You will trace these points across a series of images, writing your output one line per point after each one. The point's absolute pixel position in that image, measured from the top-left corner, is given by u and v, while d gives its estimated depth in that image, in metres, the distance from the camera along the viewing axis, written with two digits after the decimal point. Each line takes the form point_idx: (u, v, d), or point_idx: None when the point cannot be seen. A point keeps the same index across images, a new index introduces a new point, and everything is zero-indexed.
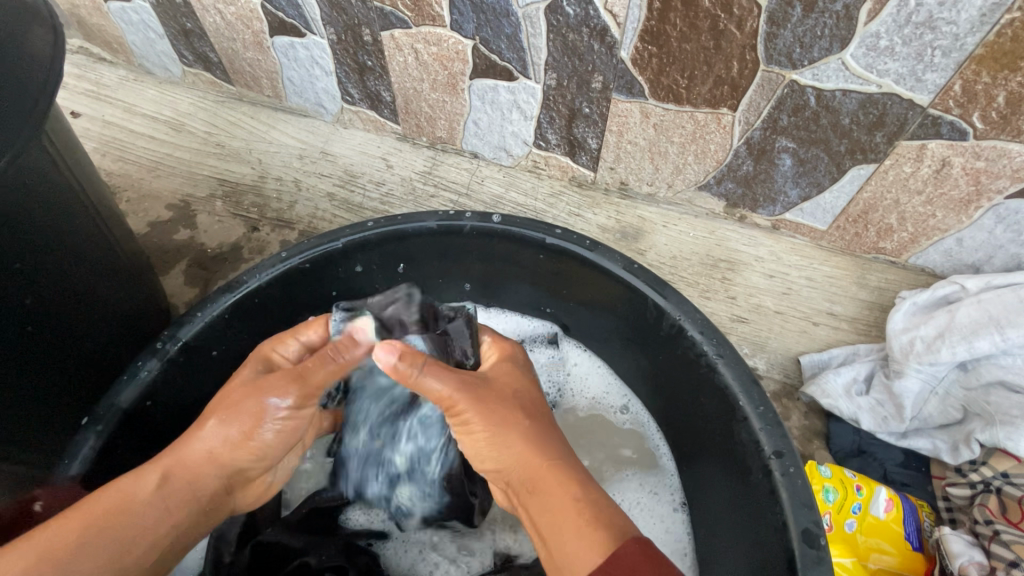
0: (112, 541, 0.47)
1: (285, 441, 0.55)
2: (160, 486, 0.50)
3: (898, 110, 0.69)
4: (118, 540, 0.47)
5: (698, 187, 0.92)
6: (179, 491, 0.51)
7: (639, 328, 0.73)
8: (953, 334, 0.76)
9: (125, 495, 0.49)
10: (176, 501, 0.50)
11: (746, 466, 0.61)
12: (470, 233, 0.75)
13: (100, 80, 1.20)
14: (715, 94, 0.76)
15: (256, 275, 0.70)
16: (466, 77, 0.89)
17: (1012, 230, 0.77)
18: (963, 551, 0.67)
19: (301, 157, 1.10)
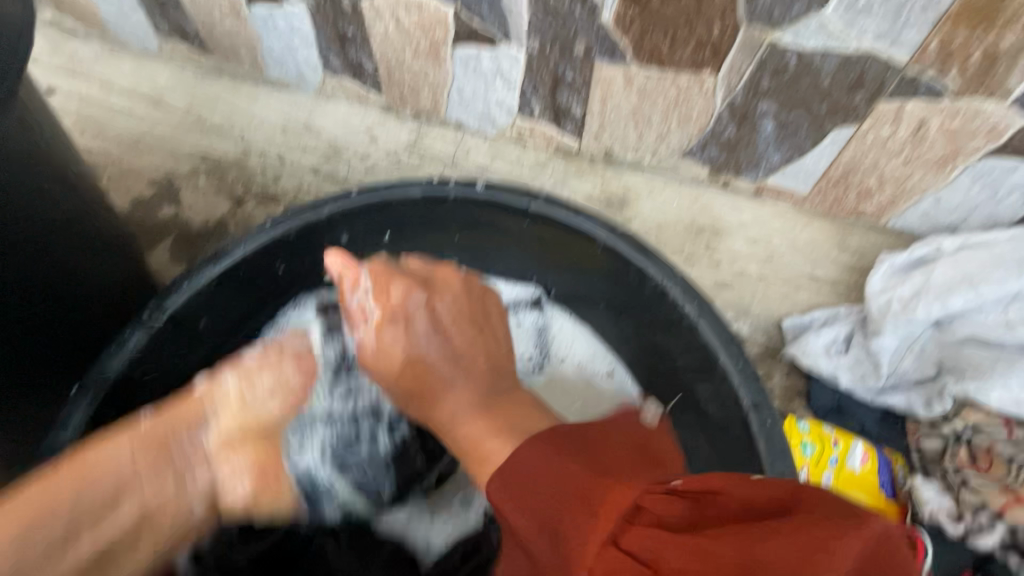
0: (143, 472, 0.52)
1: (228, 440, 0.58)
2: (135, 448, 0.52)
3: (877, 71, 0.69)
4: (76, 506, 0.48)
5: (682, 154, 0.92)
6: (152, 439, 0.54)
7: (623, 292, 0.74)
8: (929, 292, 0.78)
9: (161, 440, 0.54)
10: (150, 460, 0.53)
11: (727, 420, 0.63)
12: (455, 200, 0.75)
13: (74, 54, 1.17)
14: (697, 58, 0.76)
15: (241, 246, 0.70)
16: (447, 44, 0.88)
17: (987, 189, 0.78)
18: (932, 497, 0.71)
19: (284, 131, 1.08)
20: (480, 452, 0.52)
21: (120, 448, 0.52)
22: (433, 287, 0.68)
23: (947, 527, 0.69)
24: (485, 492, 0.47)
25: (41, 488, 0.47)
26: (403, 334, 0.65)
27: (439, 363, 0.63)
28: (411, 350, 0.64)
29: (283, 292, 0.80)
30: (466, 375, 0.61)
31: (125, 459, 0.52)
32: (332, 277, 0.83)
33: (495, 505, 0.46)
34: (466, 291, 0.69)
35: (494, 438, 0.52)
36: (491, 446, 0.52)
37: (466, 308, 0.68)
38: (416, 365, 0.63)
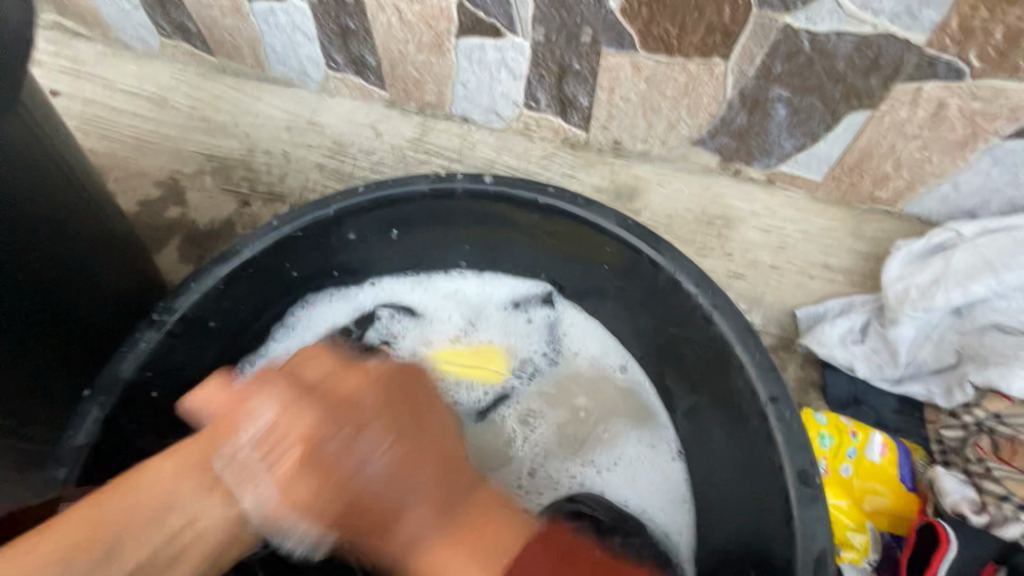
0: (191, 492, 0.52)
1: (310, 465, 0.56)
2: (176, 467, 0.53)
3: (894, 52, 0.67)
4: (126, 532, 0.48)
5: (692, 143, 0.90)
6: (190, 461, 0.53)
7: (635, 285, 0.73)
8: (948, 279, 0.76)
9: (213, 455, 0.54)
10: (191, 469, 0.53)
11: (743, 413, 0.62)
12: (462, 195, 0.74)
13: (77, 56, 1.17)
14: (707, 43, 0.74)
15: (249, 245, 0.70)
16: (451, 36, 0.87)
17: (1008, 172, 0.76)
18: (955, 489, 0.68)
19: (288, 129, 1.07)
20: (389, 519, 0.56)
21: (164, 465, 0.53)
22: (347, 407, 0.58)
23: (969, 518, 0.66)
24: (456, 562, 0.53)
25: (93, 506, 0.49)
26: (315, 464, 0.55)
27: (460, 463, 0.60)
28: (418, 423, 0.61)
29: (292, 292, 0.80)
30: (400, 477, 0.56)
31: (171, 480, 0.52)
32: (342, 276, 0.83)
33: (445, 573, 0.53)
34: (389, 393, 0.60)
35: (392, 503, 0.56)
36: (400, 531, 0.55)
37: (384, 424, 0.58)
38: (351, 491, 0.56)
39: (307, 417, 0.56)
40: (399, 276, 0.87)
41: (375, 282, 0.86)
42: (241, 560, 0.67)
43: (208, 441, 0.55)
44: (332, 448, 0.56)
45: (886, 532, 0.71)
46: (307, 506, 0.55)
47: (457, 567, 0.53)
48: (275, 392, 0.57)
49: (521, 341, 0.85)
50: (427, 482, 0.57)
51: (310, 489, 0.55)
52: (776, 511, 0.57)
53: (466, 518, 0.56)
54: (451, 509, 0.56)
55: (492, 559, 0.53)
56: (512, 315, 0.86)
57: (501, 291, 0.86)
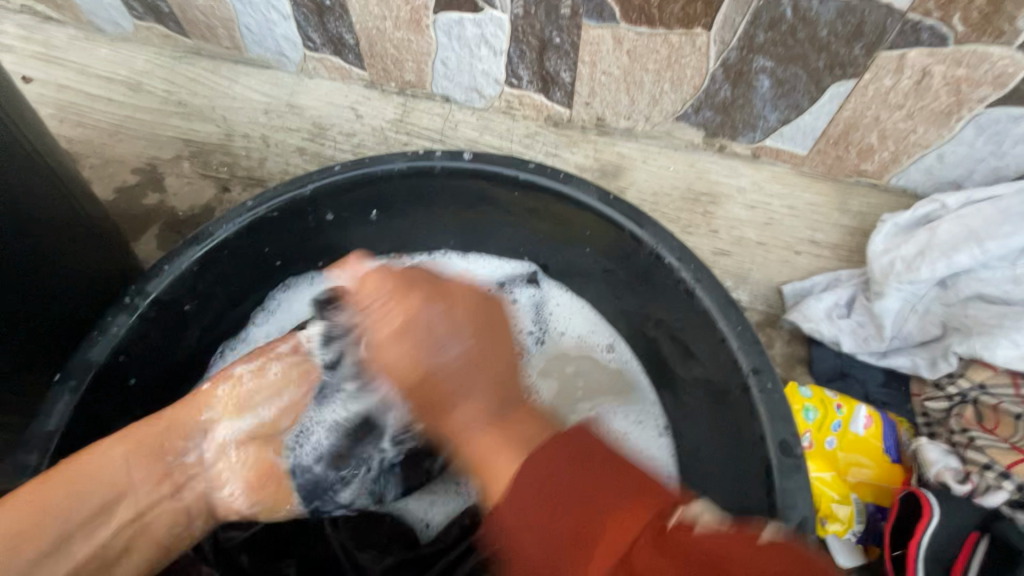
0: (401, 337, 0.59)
1: (409, 351, 0.58)
2: (126, 448, 0.58)
3: (877, 18, 0.66)
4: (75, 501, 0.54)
5: (675, 118, 0.89)
6: (148, 444, 0.60)
7: (618, 262, 0.72)
8: (933, 251, 0.76)
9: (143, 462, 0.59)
10: (144, 457, 0.59)
11: (726, 386, 0.61)
12: (441, 173, 0.72)
13: (48, 40, 1.13)
14: (688, 13, 0.72)
15: (223, 227, 0.68)
16: (429, 11, 0.85)
17: (993, 141, 0.75)
18: (938, 459, 0.68)
19: (266, 112, 1.05)
20: (449, 400, 0.57)
21: (140, 440, 0.59)
22: (444, 293, 0.61)
23: (953, 486, 0.66)
24: (490, 450, 0.54)
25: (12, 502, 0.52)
26: (420, 341, 0.58)
27: (455, 377, 0.57)
28: (425, 367, 0.58)
29: (272, 275, 0.79)
30: (475, 366, 0.58)
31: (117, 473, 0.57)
32: (323, 259, 0.82)
33: (484, 462, 0.54)
34: (471, 298, 0.63)
35: (463, 384, 0.57)
36: (458, 415, 0.56)
37: (469, 321, 0.60)
38: (424, 369, 0.58)
39: (415, 297, 0.60)
40: (383, 258, 0.86)
41: None
42: (220, 545, 0.67)
43: (162, 430, 0.61)
44: (485, 330, 0.61)
45: (872, 504, 0.71)
46: (415, 374, 0.58)
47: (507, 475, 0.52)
48: (387, 285, 0.62)
49: None
50: (517, 413, 0.58)
51: (468, 368, 0.58)
52: (758, 483, 0.57)
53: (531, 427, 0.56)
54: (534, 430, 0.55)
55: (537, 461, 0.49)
56: None
57: (485, 273, 0.85)
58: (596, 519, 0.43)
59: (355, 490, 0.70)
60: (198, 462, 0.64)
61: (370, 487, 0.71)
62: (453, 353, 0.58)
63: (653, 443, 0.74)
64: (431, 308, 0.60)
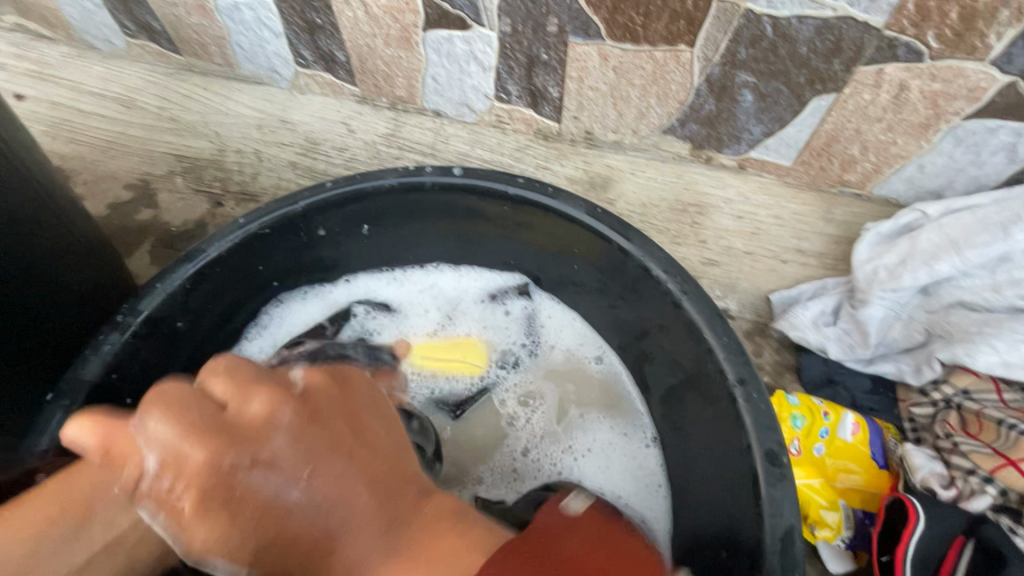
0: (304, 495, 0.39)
1: (216, 526, 0.38)
2: None
3: (854, 35, 0.68)
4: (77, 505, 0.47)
5: (662, 131, 0.90)
6: (135, 455, 0.51)
7: (607, 274, 0.73)
8: (914, 259, 0.77)
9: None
10: None
11: (713, 396, 0.62)
12: (432, 188, 0.73)
13: (42, 58, 1.14)
14: (672, 30, 0.74)
15: (215, 244, 0.69)
16: (419, 29, 0.86)
17: (970, 152, 0.77)
18: (924, 464, 0.69)
19: (259, 127, 1.06)
20: (324, 547, 0.40)
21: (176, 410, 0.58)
22: (247, 432, 0.39)
23: (938, 492, 0.67)
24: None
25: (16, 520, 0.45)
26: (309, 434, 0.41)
27: (297, 516, 0.39)
28: (276, 505, 0.39)
29: (264, 291, 0.79)
30: (342, 487, 0.40)
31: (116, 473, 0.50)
32: (316, 273, 0.82)
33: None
34: (328, 404, 0.43)
35: (331, 529, 0.40)
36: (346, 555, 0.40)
37: (306, 448, 0.40)
38: (270, 523, 0.39)
39: (199, 446, 0.38)
40: (376, 272, 0.86)
41: (349, 279, 0.86)
42: None
43: None
44: (360, 438, 0.43)
45: (859, 510, 0.72)
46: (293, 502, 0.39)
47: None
48: (157, 413, 0.39)
49: (498, 334, 0.84)
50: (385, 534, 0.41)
51: (382, 485, 0.42)
52: (746, 493, 0.57)
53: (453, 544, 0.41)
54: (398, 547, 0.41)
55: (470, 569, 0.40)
56: (487, 308, 0.85)
57: (477, 285, 0.86)
58: (589, 568, 0.44)
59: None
60: None
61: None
62: (298, 496, 0.39)
63: (644, 453, 0.75)
64: (214, 419, 0.40)
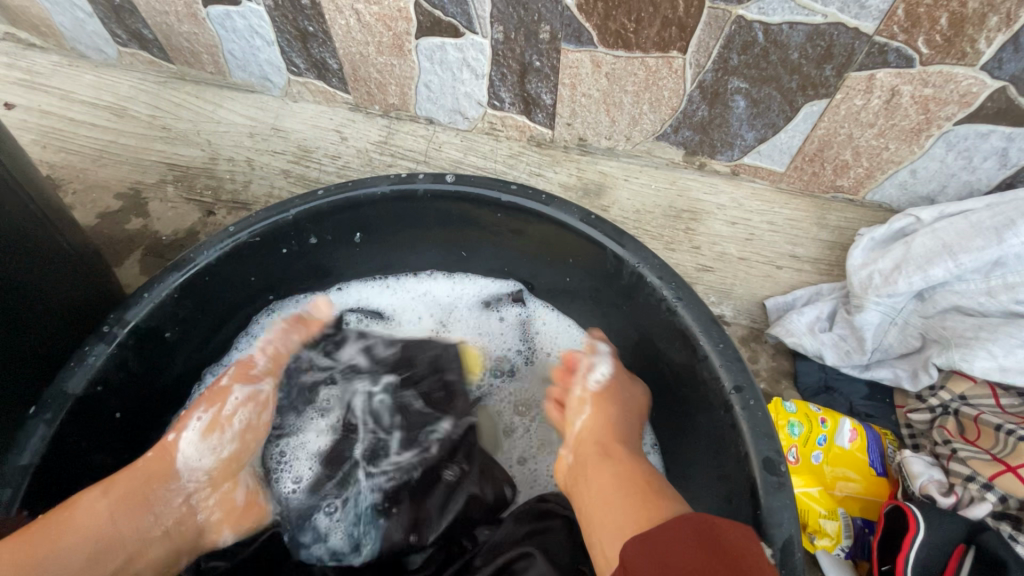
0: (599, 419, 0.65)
1: (603, 424, 0.63)
2: (106, 494, 0.57)
3: (845, 41, 0.68)
4: (64, 541, 0.53)
5: (656, 138, 0.90)
6: (128, 489, 0.58)
7: (601, 280, 0.73)
8: (909, 264, 0.77)
9: (136, 493, 0.59)
10: (124, 506, 0.57)
11: (709, 404, 0.62)
12: (424, 196, 0.73)
13: (32, 67, 1.13)
14: (663, 37, 0.74)
15: (204, 252, 0.68)
16: (411, 36, 0.86)
17: (962, 157, 0.77)
18: (923, 471, 0.69)
19: (251, 135, 1.05)
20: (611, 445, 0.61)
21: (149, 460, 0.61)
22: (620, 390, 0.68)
23: (937, 499, 0.67)
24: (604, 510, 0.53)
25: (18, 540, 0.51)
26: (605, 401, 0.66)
27: (594, 433, 0.63)
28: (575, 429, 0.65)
29: (254, 300, 0.78)
30: (597, 447, 0.61)
31: (103, 514, 0.56)
32: (307, 282, 0.82)
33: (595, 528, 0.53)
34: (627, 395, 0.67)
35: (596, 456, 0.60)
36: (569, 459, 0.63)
37: (607, 403, 0.66)
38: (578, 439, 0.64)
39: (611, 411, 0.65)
40: (370, 279, 0.85)
41: (341, 287, 0.85)
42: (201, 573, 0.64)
43: (142, 477, 0.60)
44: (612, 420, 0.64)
45: (859, 518, 0.71)
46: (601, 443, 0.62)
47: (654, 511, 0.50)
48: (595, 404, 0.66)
49: (493, 342, 0.83)
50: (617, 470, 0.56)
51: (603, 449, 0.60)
52: (744, 502, 0.57)
53: (663, 483, 0.54)
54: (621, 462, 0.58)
55: (643, 492, 0.52)
56: (481, 315, 0.85)
57: (471, 293, 0.85)
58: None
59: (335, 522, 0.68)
60: (180, 501, 0.62)
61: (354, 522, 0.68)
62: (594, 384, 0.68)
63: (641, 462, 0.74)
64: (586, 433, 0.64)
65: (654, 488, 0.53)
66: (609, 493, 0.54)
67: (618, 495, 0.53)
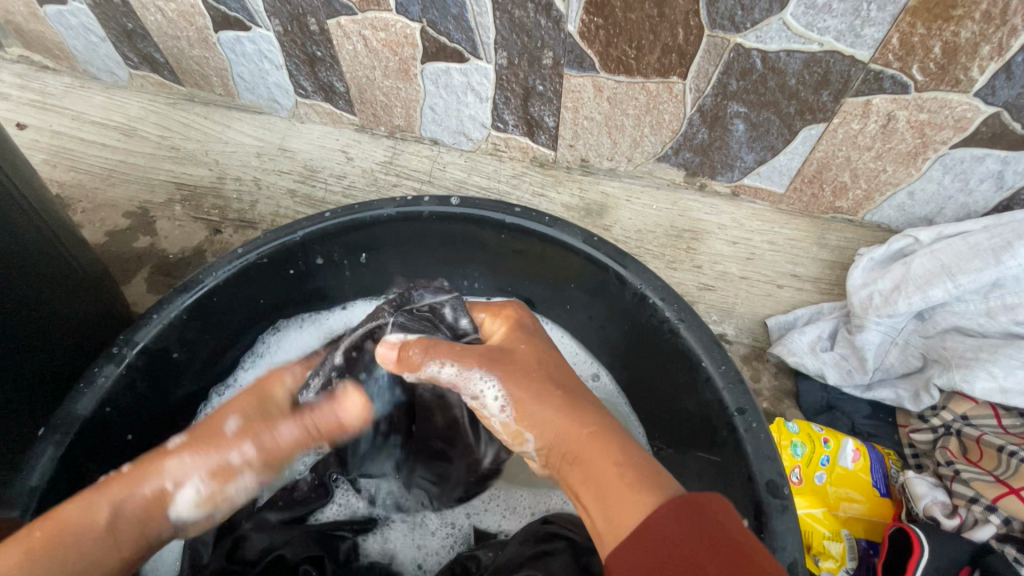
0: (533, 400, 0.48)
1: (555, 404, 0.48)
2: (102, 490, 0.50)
3: (841, 68, 0.69)
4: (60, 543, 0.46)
5: (656, 159, 0.92)
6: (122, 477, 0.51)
7: (604, 301, 0.74)
8: (908, 285, 0.78)
9: (131, 491, 0.51)
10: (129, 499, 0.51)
11: (712, 425, 0.62)
12: (430, 217, 0.74)
13: (45, 89, 1.16)
14: (664, 63, 0.76)
15: (212, 273, 0.69)
16: (417, 61, 0.88)
17: (959, 179, 0.79)
18: (926, 492, 0.69)
19: (258, 156, 1.07)
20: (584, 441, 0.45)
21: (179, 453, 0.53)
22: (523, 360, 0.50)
23: (942, 522, 0.67)
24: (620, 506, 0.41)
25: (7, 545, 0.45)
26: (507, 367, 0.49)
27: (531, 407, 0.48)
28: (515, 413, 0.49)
29: (260, 319, 0.79)
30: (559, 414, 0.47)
31: (100, 510, 0.49)
32: (313, 301, 0.83)
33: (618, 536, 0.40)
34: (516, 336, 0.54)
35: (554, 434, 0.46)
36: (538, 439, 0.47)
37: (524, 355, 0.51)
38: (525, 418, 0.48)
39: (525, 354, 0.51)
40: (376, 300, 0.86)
41: (347, 307, 0.86)
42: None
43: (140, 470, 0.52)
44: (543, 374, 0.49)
45: (863, 540, 0.71)
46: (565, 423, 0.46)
47: (630, 505, 0.40)
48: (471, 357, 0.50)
49: None
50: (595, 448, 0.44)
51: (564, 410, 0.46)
52: (748, 526, 0.57)
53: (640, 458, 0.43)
54: (584, 430, 0.45)
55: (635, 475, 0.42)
56: None
57: None
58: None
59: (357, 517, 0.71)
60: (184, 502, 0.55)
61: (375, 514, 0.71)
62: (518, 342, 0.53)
63: None
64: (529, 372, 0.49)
65: (631, 480, 0.41)
66: (608, 473, 0.42)
67: (616, 490, 0.41)
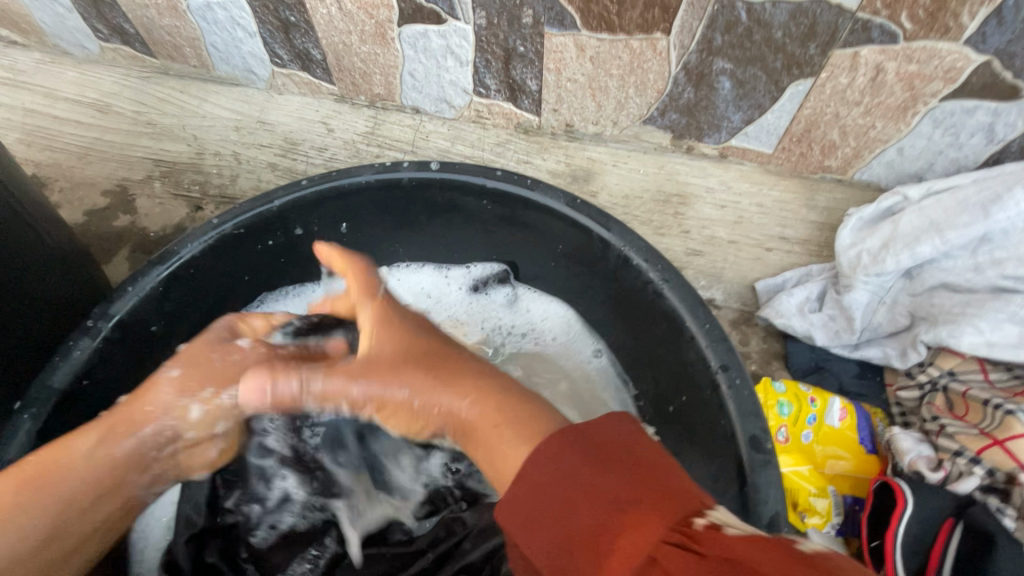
0: (126, 474, 0.54)
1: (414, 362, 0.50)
2: (98, 445, 0.52)
3: (828, 18, 0.67)
4: (51, 485, 0.50)
5: (642, 121, 0.89)
6: (115, 424, 0.54)
7: (590, 265, 0.72)
8: (897, 243, 0.77)
9: (131, 436, 0.54)
10: (118, 461, 0.53)
11: (697, 385, 0.62)
12: (409, 184, 0.72)
13: (13, 65, 1.10)
14: (646, 18, 0.74)
15: (188, 245, 0.67)
16: (393, 24, 0.85)
17: (949, 134, 0.77)
18: (912, 447, 0.69)
19: (237, 129, 1.06)
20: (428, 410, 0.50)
21: (85, 445, 0.52)
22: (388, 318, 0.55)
23: (926, 475, 0.67)
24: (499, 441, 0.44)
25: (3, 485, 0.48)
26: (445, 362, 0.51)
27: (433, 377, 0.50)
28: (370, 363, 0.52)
29: (241, 293, 0.78)
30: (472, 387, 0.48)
31: (96, 460, 0.52)
32: (296, 272, 0.81)
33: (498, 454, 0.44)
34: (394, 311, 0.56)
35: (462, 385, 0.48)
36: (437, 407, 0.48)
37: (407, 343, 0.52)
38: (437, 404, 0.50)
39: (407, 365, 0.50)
40: None
41: None
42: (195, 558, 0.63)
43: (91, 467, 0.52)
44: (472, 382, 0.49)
45: (849, 495, 0.72)
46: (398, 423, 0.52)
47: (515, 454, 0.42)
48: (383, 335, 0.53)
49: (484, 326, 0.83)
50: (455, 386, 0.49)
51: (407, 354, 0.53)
52: (732, 481, 0.56)
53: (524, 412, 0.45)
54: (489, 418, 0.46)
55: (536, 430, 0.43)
56: (471, 301, 0.84)
57: (459, 278, 0.85)
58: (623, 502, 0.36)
59: (270, 506, 0.65)
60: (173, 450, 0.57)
61: (309, 512, 0.66)
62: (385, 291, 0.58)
63: None
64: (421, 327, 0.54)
65: (536, 426, 0.44)
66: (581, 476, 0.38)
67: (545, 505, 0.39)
